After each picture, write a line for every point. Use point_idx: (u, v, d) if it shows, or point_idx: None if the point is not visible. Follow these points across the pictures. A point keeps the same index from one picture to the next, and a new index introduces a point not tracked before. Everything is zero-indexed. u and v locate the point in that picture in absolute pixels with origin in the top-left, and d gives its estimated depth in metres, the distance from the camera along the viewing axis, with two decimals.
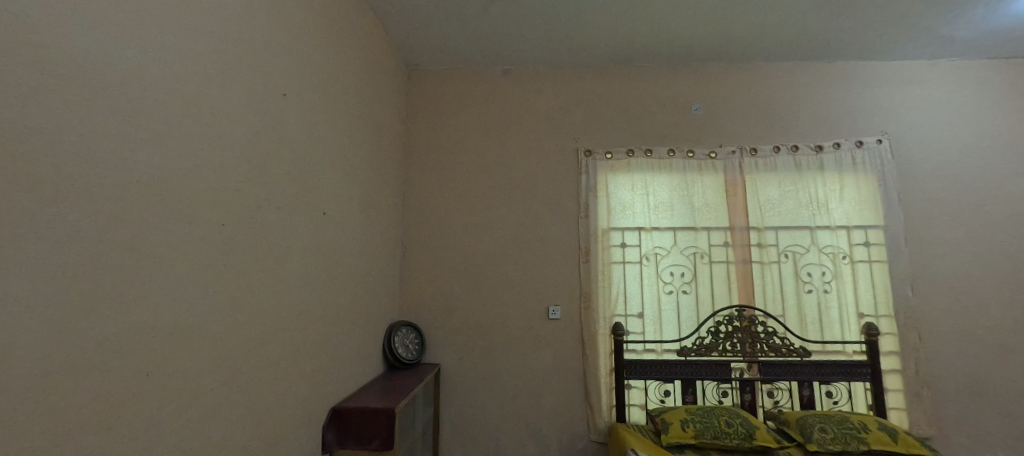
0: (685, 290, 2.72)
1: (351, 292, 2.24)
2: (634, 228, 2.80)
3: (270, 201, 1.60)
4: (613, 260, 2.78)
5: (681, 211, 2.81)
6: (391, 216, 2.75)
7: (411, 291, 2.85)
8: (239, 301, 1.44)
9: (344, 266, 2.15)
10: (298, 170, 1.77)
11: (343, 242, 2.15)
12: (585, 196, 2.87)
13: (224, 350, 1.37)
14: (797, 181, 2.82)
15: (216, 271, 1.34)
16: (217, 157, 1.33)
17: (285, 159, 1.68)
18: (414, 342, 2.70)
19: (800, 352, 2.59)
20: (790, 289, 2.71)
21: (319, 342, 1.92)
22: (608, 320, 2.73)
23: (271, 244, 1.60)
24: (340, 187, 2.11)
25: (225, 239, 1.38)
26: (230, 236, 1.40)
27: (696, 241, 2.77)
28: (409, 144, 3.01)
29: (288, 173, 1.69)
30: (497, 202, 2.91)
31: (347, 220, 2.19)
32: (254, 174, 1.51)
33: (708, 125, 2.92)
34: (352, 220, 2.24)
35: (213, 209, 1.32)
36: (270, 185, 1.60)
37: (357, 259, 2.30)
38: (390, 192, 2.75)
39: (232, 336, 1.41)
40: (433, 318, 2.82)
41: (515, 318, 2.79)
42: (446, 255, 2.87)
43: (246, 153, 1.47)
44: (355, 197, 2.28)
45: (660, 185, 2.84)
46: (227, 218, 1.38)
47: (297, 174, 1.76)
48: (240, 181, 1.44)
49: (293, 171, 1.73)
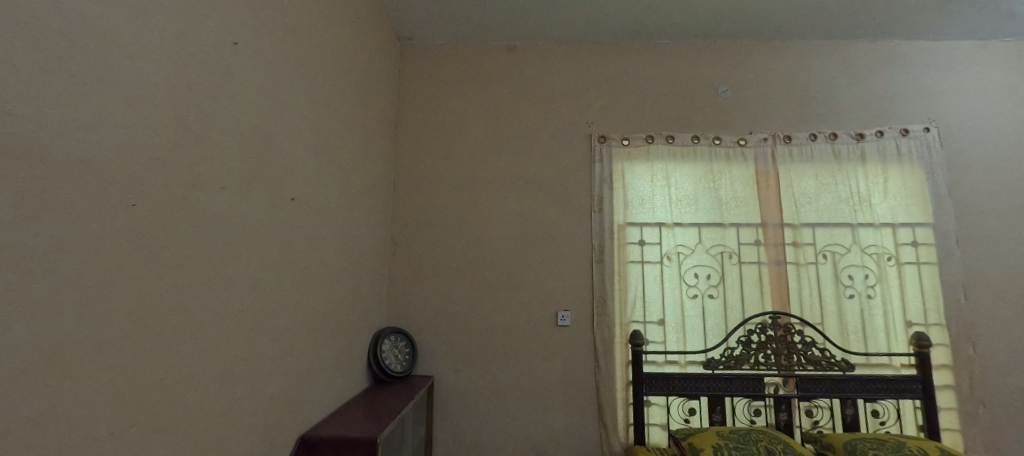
0: (712, 295, 2.41)
1: (331, 294, 1.91)
2: (654, 224, 2.48)
3: (229, 183, 1.27)
4: (631, 259, 2.46)
5: (706, 205, 2.49)
6: (379, 207, 2.42)
7: (402, 293, 2.52)
8: (184, 306, 1.10)
9: (322, 264, 1.82)
10: (265, 145, 1.44)
11: (321, 235, 1.82)
12: (598, 187, 2.55)
13: (162, 371, 1.04)
14: (836, 173, 2.51)
15: (150, 266, 1.01)
16: (152, 121, 1.01)
17: (247, 128, 1.35)
18: (404, 351, 2.37)
19: (843, 365, 2.28)
20: (829, 294, 2.40)
21: (290, 355, 1.59)
22: (625, 327, 2.41)
23: (230, 237, 1.27)
24: (317, 170, 1.78)
25: (166, 230, 1.05)
26: (172, 221, 1.06)
27: (723, 238, 2.46)
28: (401, 127, 2.68)
29: (251, 149, 1.37)
30: (501, 193, 2.58)
31: (327, 209, 1.86)
32: (206, 143, 1.17)
33: (736, 109, 2.61)
34: (332, 209, 1.91)
35: (146, 190, 1.00)
36: (228, 163, 1.27)
37: (339, 256, 1.97)
38: (379, 181, 2.42)
39: (174, 352, 1.07)
40: (426, 324, 2.49)
41: (520, 325, 2.47)
42: (442, 253, 2.54)
43: (194, 115, 1.13)
44: (336, 184, 1.94)
45: (682, 175, 2.53)
46: (167, 197, 1.05)
47: (265, 150, 1.44)
48: (186, 149, 1.11)
49: (258, 147, 1.40)
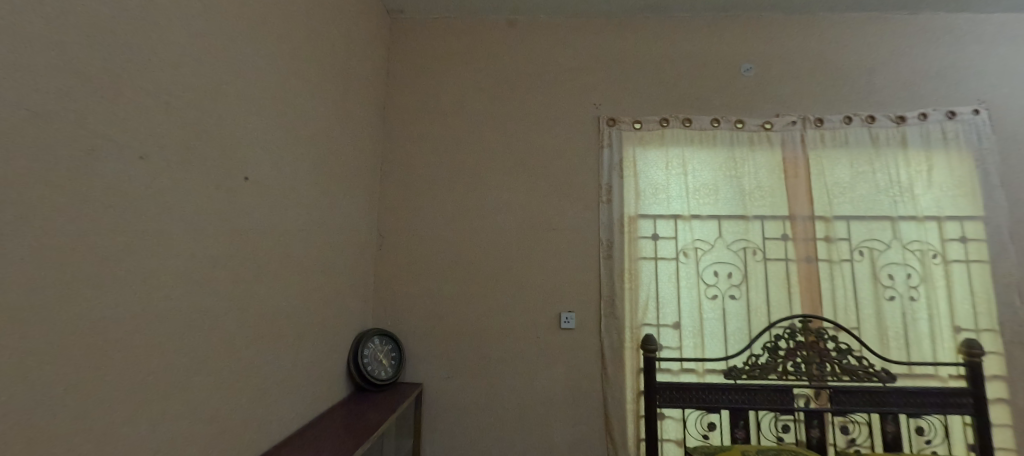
0: (733, 295, 2.15)
1: (305, 292, 1.68)
2: (668, 217, 2.23)
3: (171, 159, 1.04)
4: (643, 256, 2.21)
5: (727, 195, 2.24)
6: (364, 196, 2.18)
7: (389, 291, 2.28)
8: (94, 303, 0.88)
9: (295, 258, 1.59)
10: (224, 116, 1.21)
11: (295, 224, 1.58)
12: (607, 175, 2.30)
13: (56, 387, 0.81)
14: (873, 160, 2.25)
15: (40, 252, 0.78)
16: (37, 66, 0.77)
17: (195, 90, 1.11)
18: (390, 356, 2.13)
19: (883, 376, 2.02)
20: (867, 296, 2.13)
21: (249, 364, 1.36)
22: (636, 330, 2.16)
23: (170, 223, 1.04)
24: (291, 149, 1.55)
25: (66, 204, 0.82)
26: (74, 197, 0.84)
27: (747, 232, 2.20)
28: (390, 108, 2.44)
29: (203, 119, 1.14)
30: (500, 181, 2.34)
31: (303, 195, 1.63)
32: (133, 105, 0.94)
33: (761, 89, 2.35)
34: (310, 196, 1.68)
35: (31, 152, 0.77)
36: (170, 133, 1.04)
37: (316, 249, 1.74)
38: (365, 166, 2.19)
39: (77, 361, 0.85)
40: (415, 325, 2.25)
41: (520, 327, 2.23)
42: (433, 246, 2.31)
43: (111, 65, 0.90)
44: (314, 166, 1.71)
45: (700, 162, 2.27)
46: (66, 165, 0.82)
47: (221, 119, 1.20)
48: (101, 108, 0.88)
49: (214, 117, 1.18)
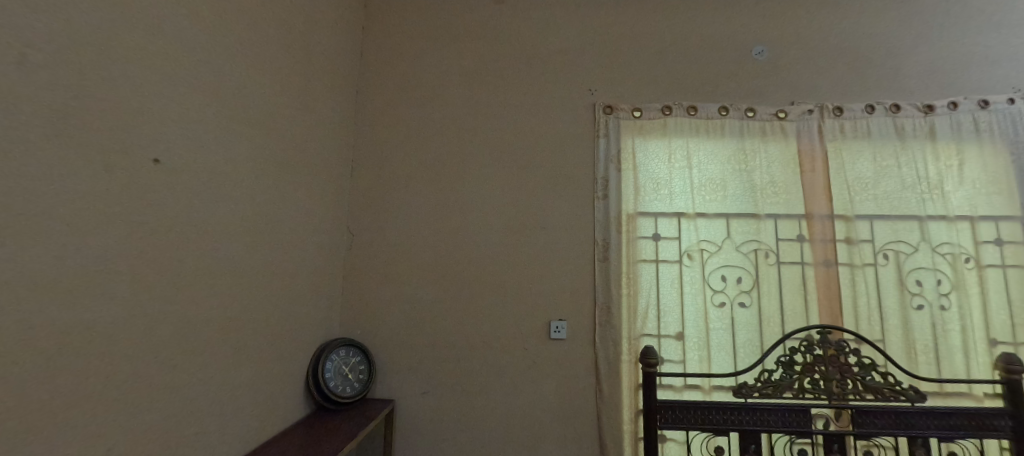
0: (743, 303, 1.92)
1: (251, 297, 1.44)
2: (671, 215, 2.00)
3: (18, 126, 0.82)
4: (643, 258, 1.98)
5: (736, 192, 2.01)
6: (329, 189, 1.95)
7: (360, 296, 2.05)
8: None
9: (234, 258, 1.36)
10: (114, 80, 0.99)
11: (234, 219, 1.35)
12: (603, 168, 2.08)
13: None
14: (898, 154, 2.02)
15: None
16: None
17: (58, 44, 0.88)
18: (357, 370, 1.89)
19: (911, 396, 1.79)
20: (892, 304, 1.91)
21: (166, 385, 1.13)
22: (635, 342, 1.93)
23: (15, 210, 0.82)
24: (226, 129, 1.31)
25: None
26: None
27: (758, 232, 1.97)
28: (363, 93, 2.21)
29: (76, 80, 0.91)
30: (483, 174, 2.12)
31: (245, 184, 1.40)
32: None
33: (773, 74, 2.13)
34: (255, 186, 1.45)
35: None
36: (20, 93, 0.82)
37: (265, 247, 1.51)
38: (330, 156, 1.96)
39: None
40: (388, 334, 2.02)
41: (504, 336, 2.00)
42: (409, 247, 2.07)
43: None
44: (261, 151, 1.48)
45: (706, 154, 2.05)
46: None
47: (107, 84, 0.97)
48: None
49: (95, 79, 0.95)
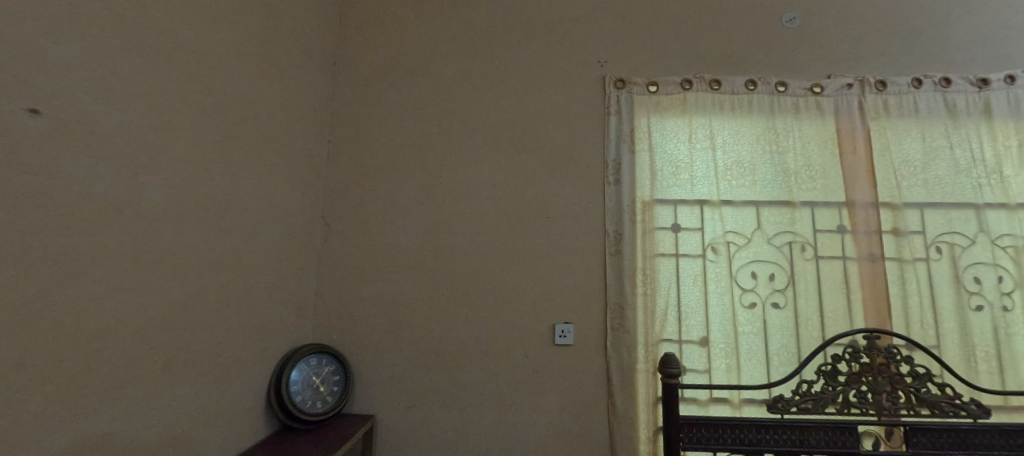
0: (776, 304, 1.67)
1: (192, 296, 1.18)
2: (692, 203, 1.75)
3: None
4: (661, 252, 1.72)
5: (767, 176, 1.76)
6: (299, 173, 1.70)
7: (336, 296, 1.79)
8: None
9: (168, 247, 1.10)
10: None
11: (167, 199, 1.09)
12: (614, 150, 1.82)
13: None
14: (951, 133, 1.78)
15: None
16: None
17: None
18: (331, 381, 1.63)
19: (974, 411, 1.55)
20: (947, 305, 1.66)
21: (61, 411, 0.86)
22: (652, 348, 1.67)
23: None
24: (155, 85, 1.06)
25: None
26: None
27: (794, 223, 1.72)
28: (342, 67, 1.96)
29: None
30: (478, 157, 1.87)
31: (183, 155, 1.14)
32: None
33: (807, 44, 1.88)
34: (199, 159, 1.19)
35: None
36: None
37: (212, 235, 1.25)
38: (299, 135, 1.71)
39: None
40: (369, 339, 1.76)
41: (502, 342, 1.74)
42: (393, 239, 1.82)
43: None
44: (207, 119, 1.22)
45: (732, 134, 1.80)
46: None
47: None
48: None
49: None
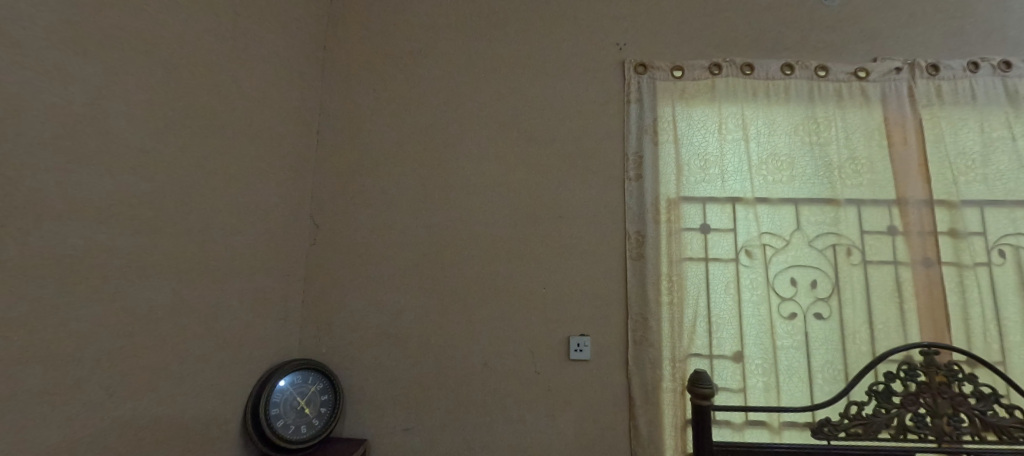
0: (819, 314, 1.49)
1: (127, 310, 1.01)
2: (723, 201, 1.56)
3: None
4: (688, 256, 1.54)
5: (807, 171, 1.57)
6: (280, 167, 1.52)
7: (326, 304, 1.62)
8: None
9: (87, 253, 0.92)
10: None
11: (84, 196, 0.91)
12: (635, 142, 1.64)
13: None
14: (1013, 123, 1.58)
15: None
16: None
17: None
18: (317, 402, 1.45)
19: None
20: (1013, 316, 1.47)
21: None
22: (680, 365, 1.49)
23: None
24: (68, 58, 0.88)
25: None
26: None
27: (838, 223, 1.53)
28: (334, 53, 1.78)
29: None
30: (482, 151, 1.69)
31: (109, 145, 0.96)
32: None
33: (848, 24, 1.69)
34: (136, 149, 1.01)
35: None
36: None
37: (159, 238, 1.07)
38: (281, 125, 1.53)
39: None
40: (362, 352, 1.59)
41: (508, 356, 1.56)
42: (388, 242, 1.65)
43: None
44: (149, 102, 1.04)
45: (766, 124, 1.61)
46: None
47: None
48: None
49: None
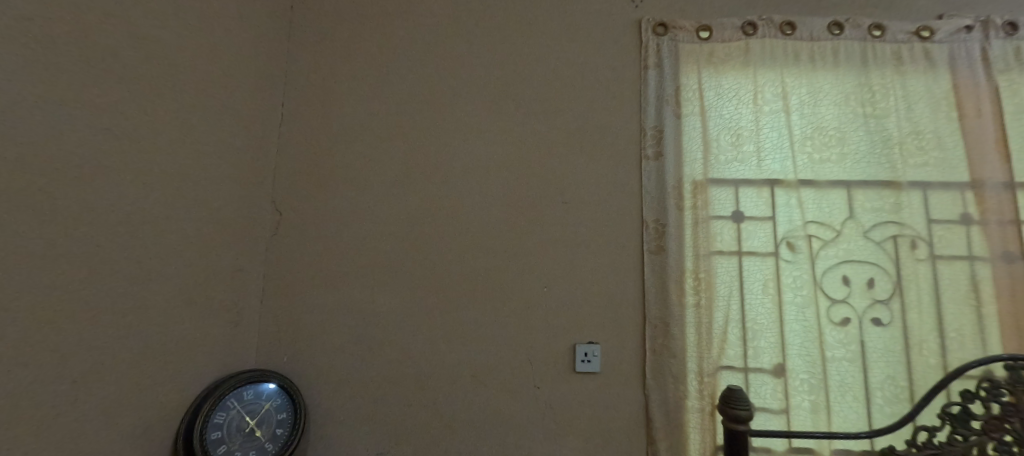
0: (878, 320, 1.23)
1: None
2: (760, 184, 1.31)
3: None
4: (718, 249, 1.28)
5: (861, 148, 1.31)
6: (230, 143, 1.29)
7: (290, 305, 1.39)
8: None
9: None
10: None
11: None
12: (654, 116, 1.38)
13: None
14: None
15: None
16: None
17: None
18: (273, 422, 1.22)
19: None
20: None
21: None
22: (709, 380, 1.23)
23: None
24: None
25: None
26: None
27: (900, 210, 1.27)
28: (302, 14, 1.54)
29: None
30: (474, 127, 1.44)
31: None
32: None
33: None
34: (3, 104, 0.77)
35: None
36: None
37: (44, 224, 0.84)
38: (232, 93, 1.30)
39: None
40: (331, 362, 1.35)
41: (502, 368, 1.31)
42: (363, 232, 1.41)
43: None
44: (30, 48, 0.81)
45: (811, 93, 1.35)
46: None
47: None
48: None
49: None
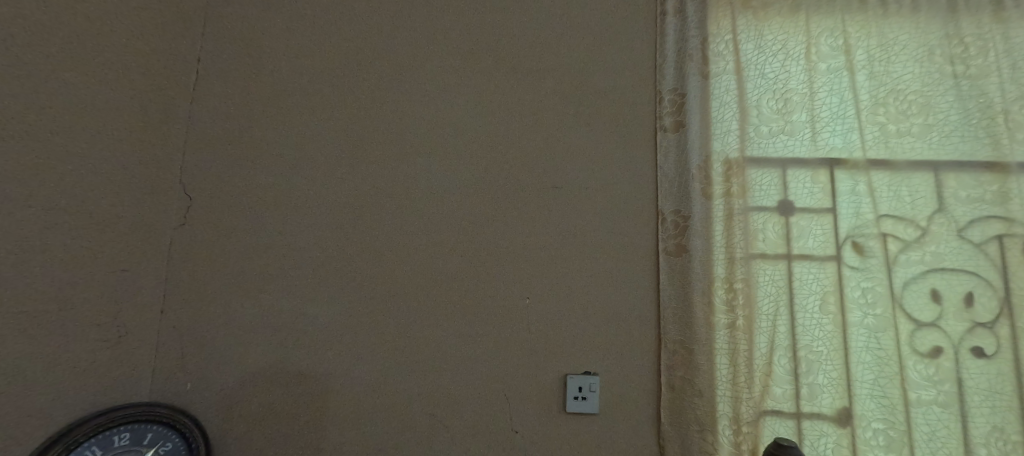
0: (981, 350, 0.90)
1: None
2: (815, 165, 0.98)
3: None
4: (760, 251, 0.96)
5: (950, 118, 0.98)
6: (117, 104, 0.97)
7: (198, 317, 1.06)
8: None
9: None
10: None
11: None
12: (675, 77, 1.06)
13: None
14: None
15: None
16: None
17: None
18: None
19: None
20: None
21: None
22: (748, 431, 0.91)
23: None
24: None
25: None
26: None
27: (1008, 201, 0.94)
28: None
29: None
30: (442, 90, 1.12)
31: None
32: None
33: None
34: None
35: None
36: None
37: None
38: (120, 39, 0.98)
39: None
40: (248, 392, 1.04)
41: (470, 403, 0.99)
42: (294, 223, 1.09)
43: None
44: None
45: (883, 48, 1.02)
46: None
47: None
48: None
49: None
